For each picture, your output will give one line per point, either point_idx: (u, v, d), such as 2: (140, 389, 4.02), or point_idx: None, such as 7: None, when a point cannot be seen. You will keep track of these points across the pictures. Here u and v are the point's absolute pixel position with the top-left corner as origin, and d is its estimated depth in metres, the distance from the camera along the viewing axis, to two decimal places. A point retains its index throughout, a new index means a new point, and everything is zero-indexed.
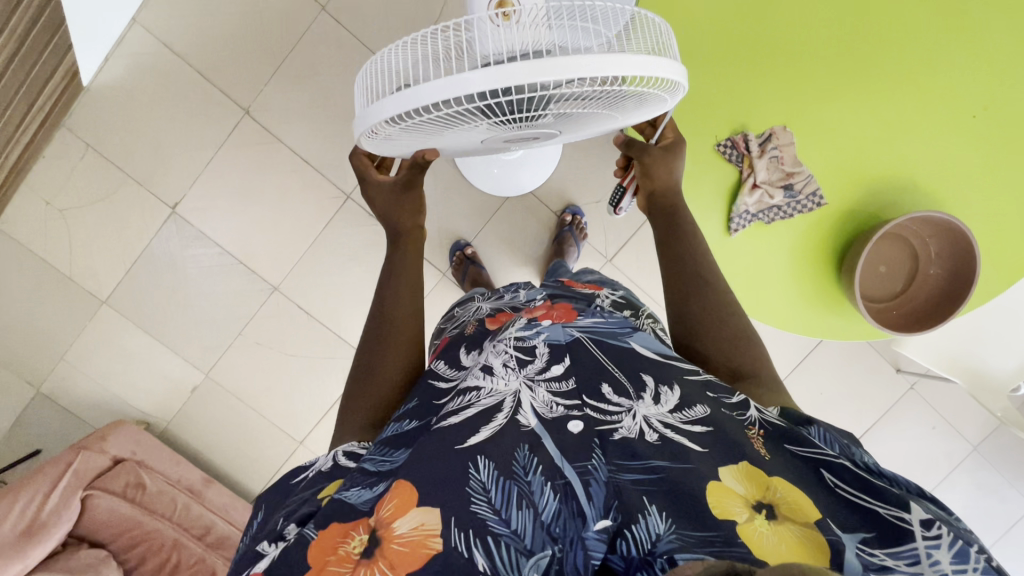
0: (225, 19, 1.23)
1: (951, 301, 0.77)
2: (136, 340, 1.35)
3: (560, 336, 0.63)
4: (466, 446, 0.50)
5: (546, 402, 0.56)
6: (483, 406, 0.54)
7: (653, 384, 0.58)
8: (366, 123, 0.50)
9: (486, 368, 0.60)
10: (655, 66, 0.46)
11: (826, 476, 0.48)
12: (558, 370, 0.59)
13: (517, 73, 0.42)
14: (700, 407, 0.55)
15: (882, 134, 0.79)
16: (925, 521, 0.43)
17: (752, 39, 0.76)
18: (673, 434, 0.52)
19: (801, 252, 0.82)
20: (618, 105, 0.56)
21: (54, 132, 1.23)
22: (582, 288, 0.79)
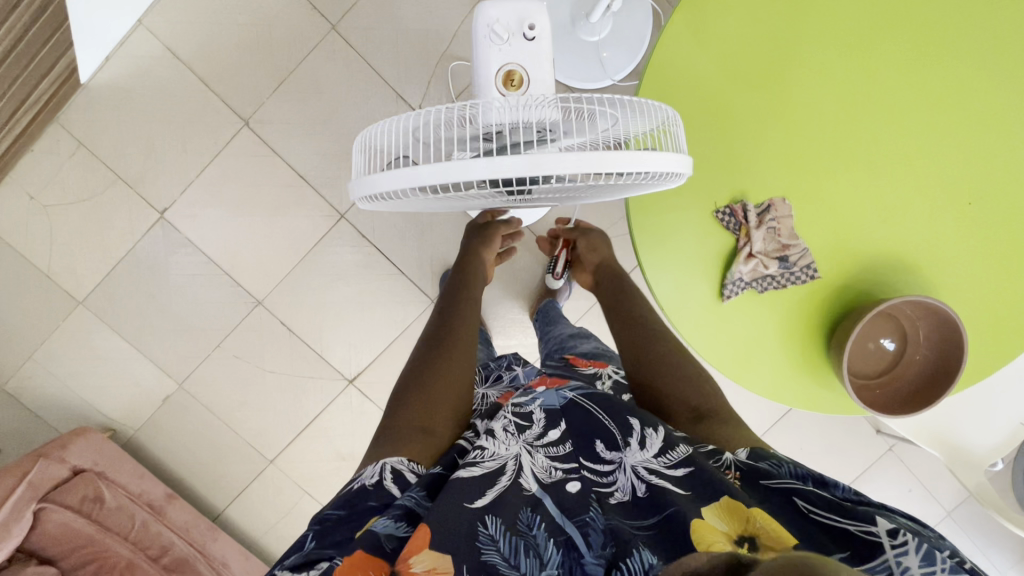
0: (232, 28, 1.22)
1: (939, 386, 0.76)
2: (110, 344, 1.32)
3: (555, 402, 0.71)
4: (475, 507, 0.54)
5: (545, 467, 0.61)
6: (488, 468, 0.60)
7: (639, 428, 0.65)
8: (361, 193, 0.49)
9: (489, 432, 0.67)
10: (659, 163, 0.46)
11: (799, 501, 0.53)
12: (555, 435, 0.65)
13: (519, 166, 0.41)
14: (681, 448, 0.61)
15: (881, 214, 0.79)
16: (891, 530, 0.47)
17: (757, 111, 0.76)
18: (657, 480, 0.58)
19: (791, 323, 0.81)
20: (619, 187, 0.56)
21: (46, 127, 1.21)
22: (587, 366, 0.86)
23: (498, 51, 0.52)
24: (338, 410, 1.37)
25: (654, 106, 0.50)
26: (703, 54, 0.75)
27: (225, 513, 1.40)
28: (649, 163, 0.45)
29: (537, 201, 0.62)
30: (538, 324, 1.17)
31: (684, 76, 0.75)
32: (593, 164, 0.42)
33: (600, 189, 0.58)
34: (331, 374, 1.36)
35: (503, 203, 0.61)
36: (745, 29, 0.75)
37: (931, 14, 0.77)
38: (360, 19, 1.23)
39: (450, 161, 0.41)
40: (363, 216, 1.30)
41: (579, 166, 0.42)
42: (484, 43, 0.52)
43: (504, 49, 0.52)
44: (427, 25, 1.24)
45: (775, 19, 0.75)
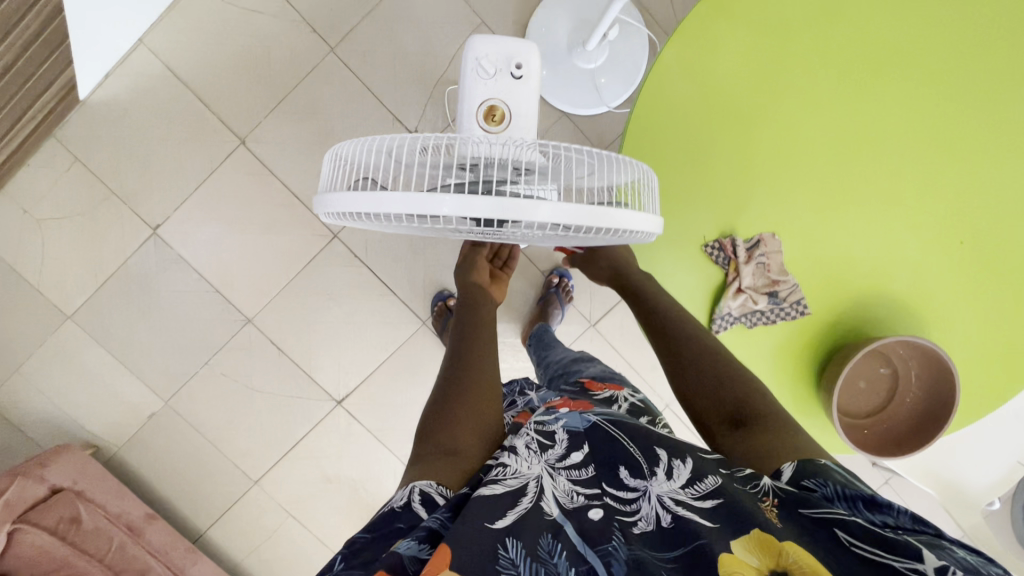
0: (232, 49, 1.23)
1: (927, 432, 0.76)
2: (97, 360, 1.30)
3: (578, 424, 0.67)
4: (495, 527, 0.52)
5: (567, 492, 0.58)
6: (509, 486, 0.58)
7: (666, 459, 0.60)
8: (325, 207, 0.47)
9: (510, 449, 0.64)
10: (627, 220, 0.46)
11: (841, 534, 0.48)
12: (577, 458, 0.62)
13: (487, 208, 0.41)
14: (711, 479, 0.56)
15: (867, 252, 0.78)
16: (939, 568, 0.42)
17: (747, 143, 0.76)
18: (685, 512, 0.53)
19: (782, 356, 0.80)
20: (589, 238, 0.56)
21: (43, 142, 1.21)
22: (604, 389, 0.80)
23: (484, 85, 0.52)
24: (325, 431, 1.35)
25: (631, 163, 0.50)
26: (692, 84, 0.75)
27: (206, 535, 1.37)
28: (620, 220, 0.45)
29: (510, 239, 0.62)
30: (532, 348, 1.16)
31: (673, 103, 0.74)
32: (564, 217, 0.42)
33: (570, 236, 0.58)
34: (319, 394, 1.34)
35: (473, 236, 0.61)
36: (738, 60, 0.75)
37: (925, 58, 0.76)
38: (359, 42, 1.24)
39: (419, 193, 0.41)
40: (357, 236, 1.30)
41: (550, 217, 0.42)
42: (470, 74, 0.52)
43: (489, 84, 0.52)
44: (425, 50, 1.25)
45: (769, 52, 0.75)
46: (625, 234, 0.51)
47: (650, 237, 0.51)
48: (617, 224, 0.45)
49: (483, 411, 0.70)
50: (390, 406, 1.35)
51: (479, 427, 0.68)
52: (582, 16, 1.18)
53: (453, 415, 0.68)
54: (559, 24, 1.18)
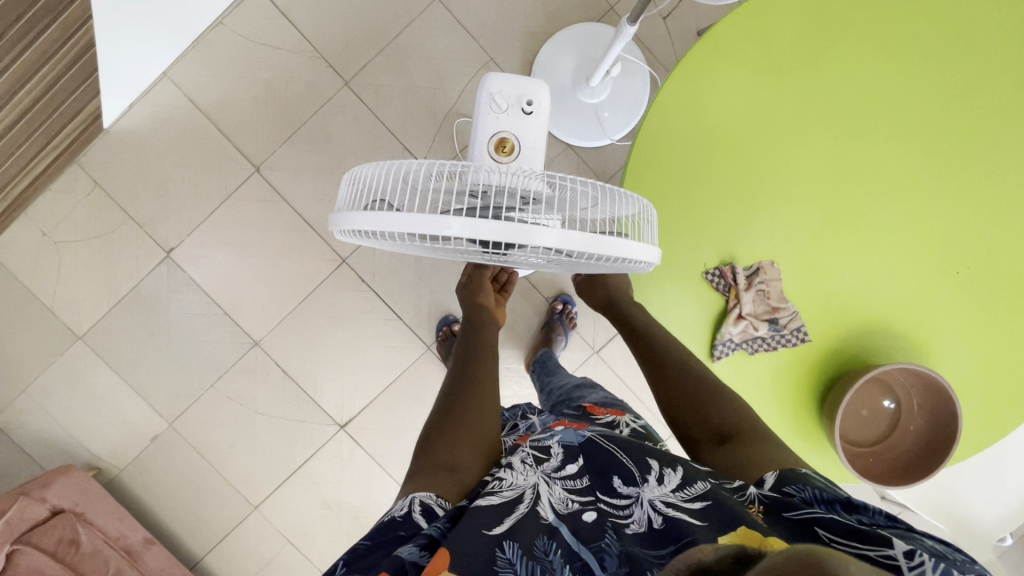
0: (251, 82, 1.29)
1: (931, 462, 0.76)
2: (104, 380, 1.32)
3: (573, 438, 0.70)
4: (492, 533, 0.55)
5: (562, 498, 0.61)
6: (505, 497, 0.60)
7: (658, 467, 0.63)
8: (340, 225, 0.50)
9: (508, 465, 0.66)
10: (627, 249, 0.48)
11: (822, 532, 0.50)
12: (572, 469, 0.65)
13: (493, 232, 0.43)
14: (700, 484, 0.59)
15: (865, 281, 0.80)
16: (908, 552, 0.45)
17: (745, 172, 0.78)
18: (674, 512, 0.56)
19: (784, 384, 0.81)
20: (591, 265, 0.58)
21: (66, 168, 1.26)
22: (604, 413, 0.81)
23: (495, 119, 0.55)
24: (327, 456, 1.35)
25: (633, 197, 0.53)
26: (693, 117, 0.78)
27: (203, 562, 1.35)
28: (620, 249, 0.47)
29: (515, 264, 0.64)
30: (535, 375, 1.16)
31: (672, 136, 0.77)
32: (567, 242, 0.44)
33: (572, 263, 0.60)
34: (323, 418, 1.35)
35: (481, 260, 0.63)
36: (735, 97, 0.78)
37: (917, 95, 0.79)
38: (372, 77, 1.30)
39: (429, 215, 0.43)
40: (364, 261, 1.33)
41: (554, 242, 0.44)
42: (484, 108, 0.55)
43: (501, 118, 0.55)
44: (436, 84, 1.31)
45: (766, 89, 0.78)
46: (625, 263, 0.52)
47: (649, 266, 0.53)
48: (618, 251, 0.47)
49: (483, 430, 0.71)
50: (392, 431, 1.35)
51: (478, 446, 0.69)
52: (586, 54, 1.23)
53: (455, 434, 0.69)
54: (564, 62, 1.24)
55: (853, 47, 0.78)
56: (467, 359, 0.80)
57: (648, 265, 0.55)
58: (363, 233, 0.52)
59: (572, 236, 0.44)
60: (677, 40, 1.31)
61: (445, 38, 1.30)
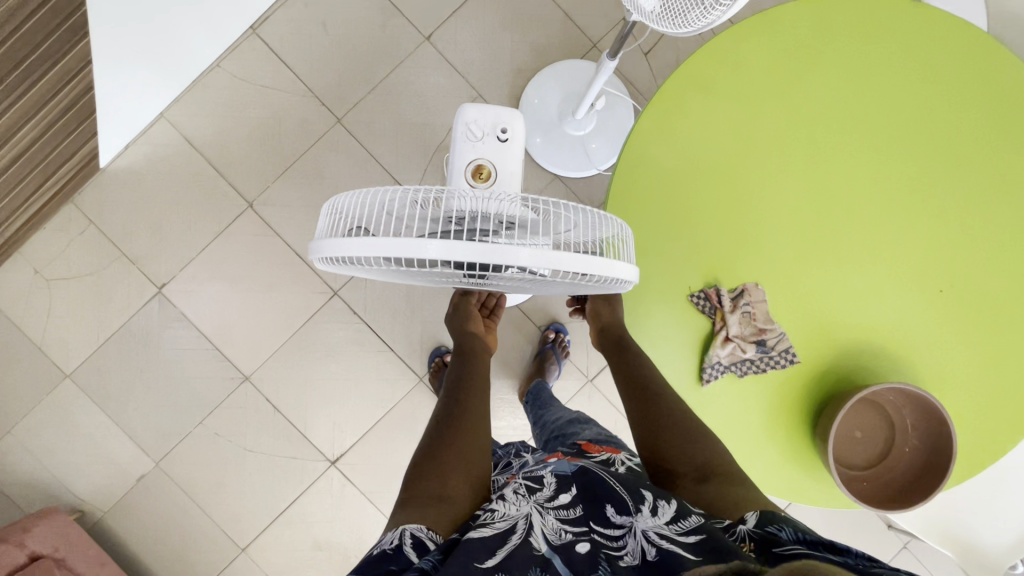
0: (245, 121, 1.32)
1: (928, 485, 0.74)
2: (91, 420, 1.29)
3: (567, 469, 0.69)
4: (484, 566, 0.54)
5: (555, 529, 0.59)
6: (498, 528, 0.59)
7: (651, 499, 0.62)
8: (319, 253, 0.50)
9: (500, 497, 0.65)
10: (606, 267, 0.49)
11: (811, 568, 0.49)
12: (565, 498, 0.63)
13: (469, 252, 0.43)
14: (694, 517, 0.58)
15: (850, 300, 0.80)
16: None
17: (724, 196, 0.80)
18: (669, 545, 0.55)
19: (774, 409, 0.80)
20: (573, 286, 0.59)
21: (61, 207, 1.28)
22: (600, 449, 0.77)
23: (473, 147, 0.57)
24: (317, 493, 1.32)
25: (609, 219, 0.54)
26: (671, 145, 0.79)
27: None
28: (598, 267, 0.48)
29: (498, 288, 0.64)
30: (529, 407, 1.14)
31: (653, 166, 0.79)
32: (544, 261, 0.44)
33: (555, 285, 0.60)
34: (314, 455, 1.32)
35: (463, 283, 0.63)
36: (712, 127, 0.80)
37: (888, 120, 0.81)
38: (363, 113, 1.33)
39: (406, 239, 0.44)
40: (356, 293, 1.33)
41: (531, 262, 0.44)
42: (461, 137, 0.57)
43: (477, 146, 0.56)
44: (425, 119, 1.34)
45: (742, 118, 0.80)
46: (604, 282, 0.53)
47: (629, 285, 0.53)
48: (596, 270, 0.48)
49: (474, 461, 0.70)
50: (384, 466, 1.32)
51: (469, 476, 0.68)
52: (570, 88, 1.27)
53: (445, 463, 0.68)
54: (550, 96, 1.28)
55: (824, 75, 0.81)
56: (458, 388, 0.79)
57: (628, 284, 0.56)
58: (344, 260, 0.52)
59: (548, 254, 0.45)
60: (658, 74, 1.35)
61: (434, 76, 1.35)
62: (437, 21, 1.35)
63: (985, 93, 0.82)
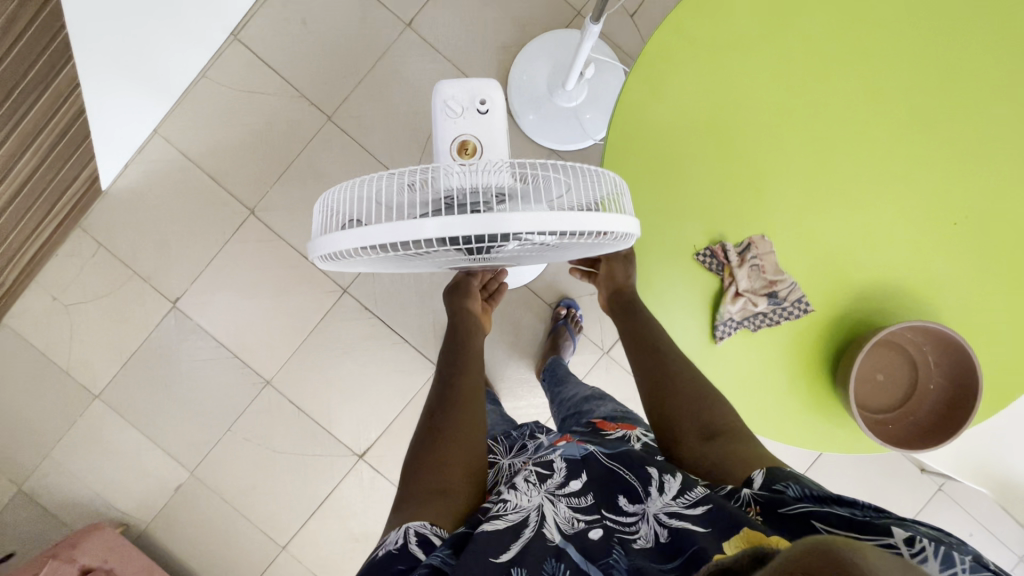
0: (238, 128, 1.33)
1: (958, 418, 0.73)
2: (124, 436, 1.33)
3: (576, 453, 0.69)
4: (499, 561, 0.53)
5: (567, 518, 0.60)
6: (510, 520, 0.59)
7: (658, 476, 0.62)
8: (318, 251, 0.50)
9: (511, 487, 0.64)
10: (609, 222, 0.48)
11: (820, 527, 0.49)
12: (576, 486, 0.64)
13: (468, 225, 0.43)
14: (701, 488, 0.58)
15: (857, 244, 0.79)
16: (907, 538, 0.44)
17: (719, 152, 0.78)
18: (679, 522, 0.55)
19: (794, 359, 0.79)
20: (576, 247, 0.58)
21: (71, 233, 1.30)
22: (614, 427, 0.76)
23: (454, 123, 0.56)
24: (349, 487, 1.34)
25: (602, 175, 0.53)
26: (661, 105, 0.77)
27: None
28: (600, 223, 0.47)
29: (502, 261, 0.64)
30: (546, 384, 1.14)
31: (647, 126, 0.77)
32: (543, 224, 0.44)
33: (557, 251, 0.60)
34: (342, 450, 1.34)
35: (466, 262, 0.63)
36: (704, 80, 0.78)
37: (885, 52, 0.78)
38: (353, 108, 1.33)
39: (401, 222, 0.43)
40: (365, 288, 1.34)
41: (528, 226, 0.44)
42: (440, 115, 0.56)
43: (458, 122, 0.56)
44: (414, 108, 1.33)
45: (730, 69, 0.78)
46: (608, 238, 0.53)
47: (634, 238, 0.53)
48: (598, 227, 0.47)
49: (472, 454, 0.70)
50: None
51: (468, 469, 0.68)
52: (558, 61, 1.26)
53: (445, 457, 0.68)
54: (537, 70, 1.26)
55: (813, 15, 0.78)
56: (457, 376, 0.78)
57: (631, 237, 0.55)
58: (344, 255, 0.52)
59: (547, 215, 0.44)
60: (646, 35, 1.32)
61: (418, 62, 1.33)
62: (416, 6, 1.33)
63: (988, 14, 0.79)
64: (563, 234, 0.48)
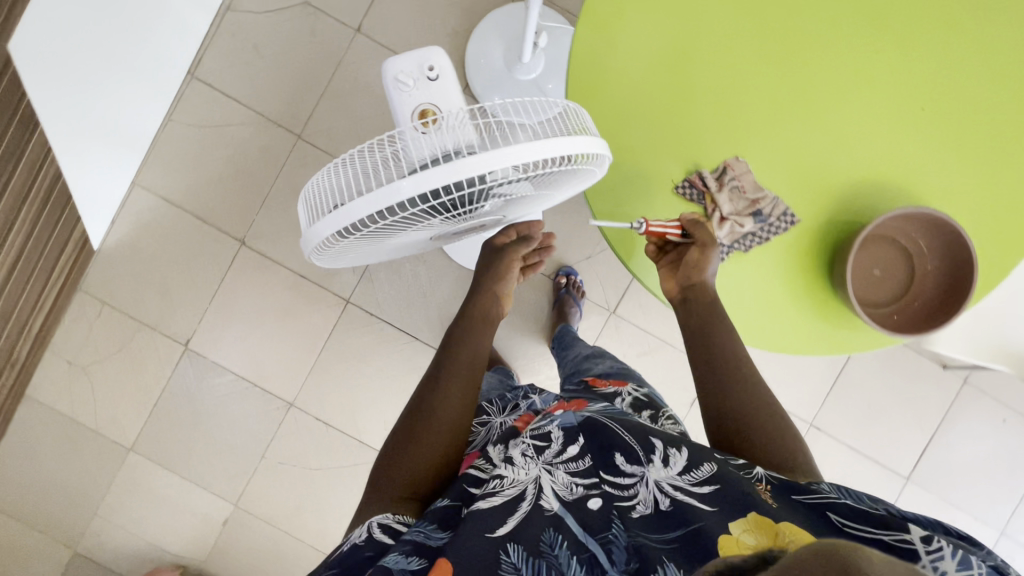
0: (213, 164, 1.34)
1: (959, 295, 0.74)
2: (163, 482, 1.36)
3: (572, 420, 0.68)
4: (495, 536, 0.55)
5: (566, 484, 0.60)
6: (506, 495, 0.59)
7: (662, 447, 0.62)
8: (311, 245, 0.52)
9: (507, 458, 0.64)
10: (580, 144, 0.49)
11: (833, 516, 0.51)
12: (574, 451, 0.63)
13: (443, 174, 0.44)
14: (707, 465, 0.58)
15: (832, 148, 0.79)
16: (924, 536, 0.46)
17: (680, 83, 0.78)
18: (683, 496, 0.56)
19: (791, 271, 0.80)
20: (556, 183, 0.59)
21: (73, 297, 1.33)
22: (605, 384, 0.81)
23: (409, 97, 0.56)
24: None
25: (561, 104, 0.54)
26: (614, 50, 0.78)
27: None
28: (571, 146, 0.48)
29: (489, 219, 0.66)
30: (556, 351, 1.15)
31: (604, 72, 0.78)
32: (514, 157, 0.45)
33: (539, 194, 0.61)
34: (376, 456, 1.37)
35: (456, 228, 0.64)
36: (652, 17, 0.78)
37: None
38: (321, 123, 1.34)
39: (380, 189, 0.45)
40: (367, 295, 1.36)
41: (501, 163, 0.45)
42: (394, 91, 0.55)
43: (413, 95, 0.55)
44: (379, 110, 1.34)
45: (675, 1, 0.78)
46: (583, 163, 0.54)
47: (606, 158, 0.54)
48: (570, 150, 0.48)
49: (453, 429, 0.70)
50: None
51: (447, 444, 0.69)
52: (510, 36, 1.26)
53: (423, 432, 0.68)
54: (492, 50, 1.27)
55: None
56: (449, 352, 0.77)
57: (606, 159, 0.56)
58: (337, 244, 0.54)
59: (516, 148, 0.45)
60: None
61: (375, 65, 1.34)
62: (362, 11, 1.34)
63: None
64: (536, 168, 0.49)
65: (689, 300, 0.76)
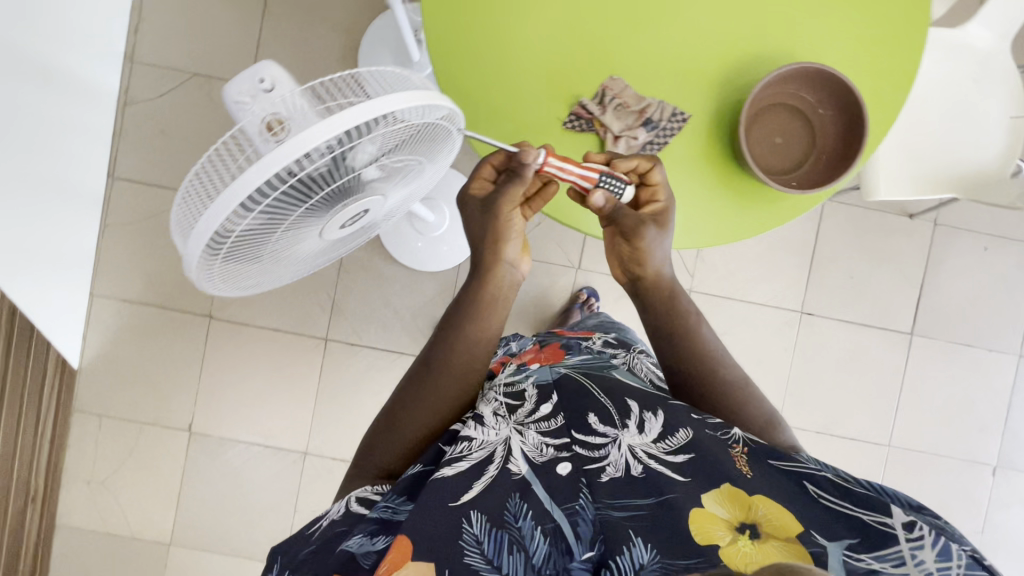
0: (160, 253, 1.37)
1: (857, 130, 0.76)
2: (211, 564, 1.38)
3: (548, 376, 0.74)
4: (458, 504, 0.58)
5: (536, 445, 0.64)
6: (474, 459, 0.63)
7: (638, 411, 0.66)
8: (190, 268, 0.52)
9: (478, 418, 0.68)
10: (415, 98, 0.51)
11: (810, 487, 0.55)
12: (546, 410, 0.68)
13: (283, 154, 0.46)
14: (682, 432, 0.63)
15: (700, 35, 0.79)
16: (906, 523, 0.50)
17: (534, 22, 0.79)
18: (654, 464, 0.60)
19: (698, 167, 0.81)
20: (420, 147, 0.61)
21: (71, 419, 1.36)
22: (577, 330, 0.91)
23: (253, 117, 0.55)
24: None
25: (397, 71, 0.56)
26: (463, 12, 0.79)
27: None
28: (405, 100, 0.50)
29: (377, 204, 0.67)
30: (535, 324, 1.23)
31: (461, 36, 0.79)
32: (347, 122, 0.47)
33: (410, 163, 0.63)
34: None
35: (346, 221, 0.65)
36: None
37: None
38: None
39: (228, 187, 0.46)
40: (343, 327, 1.38)
41: (335, 128, 0.47)
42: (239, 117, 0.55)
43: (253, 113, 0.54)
44: None
45: None
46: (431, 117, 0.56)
47: (449, 105, 0.55)
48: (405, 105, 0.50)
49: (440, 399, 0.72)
50: None
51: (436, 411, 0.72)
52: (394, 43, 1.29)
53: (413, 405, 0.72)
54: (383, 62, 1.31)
55: None
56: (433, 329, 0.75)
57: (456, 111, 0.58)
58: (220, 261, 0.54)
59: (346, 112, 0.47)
60: None
61: None
62: (250, 64, 1.37)
63: None
64: (379, 128, 0.51)
65: (608, 253, 0.78)
